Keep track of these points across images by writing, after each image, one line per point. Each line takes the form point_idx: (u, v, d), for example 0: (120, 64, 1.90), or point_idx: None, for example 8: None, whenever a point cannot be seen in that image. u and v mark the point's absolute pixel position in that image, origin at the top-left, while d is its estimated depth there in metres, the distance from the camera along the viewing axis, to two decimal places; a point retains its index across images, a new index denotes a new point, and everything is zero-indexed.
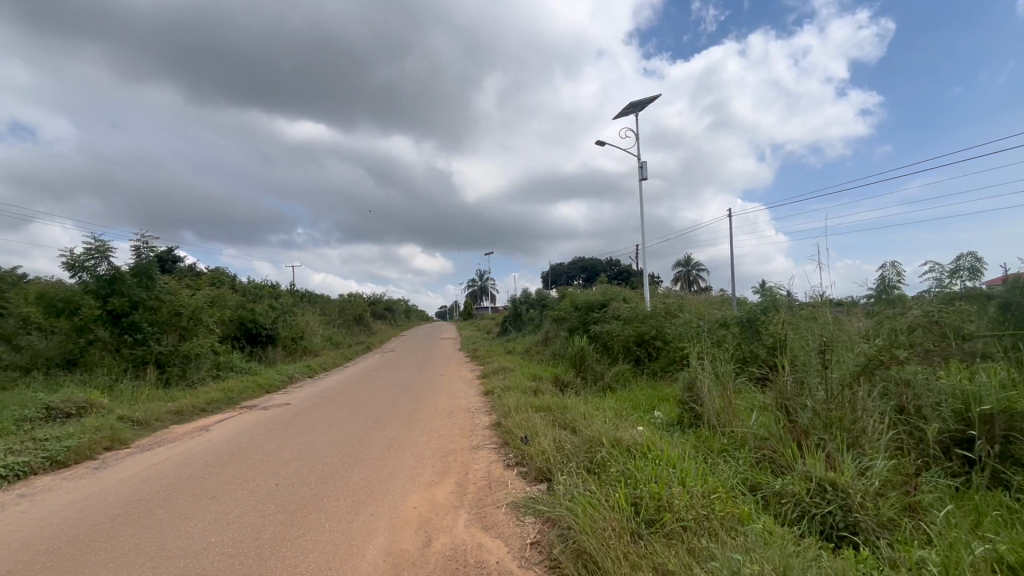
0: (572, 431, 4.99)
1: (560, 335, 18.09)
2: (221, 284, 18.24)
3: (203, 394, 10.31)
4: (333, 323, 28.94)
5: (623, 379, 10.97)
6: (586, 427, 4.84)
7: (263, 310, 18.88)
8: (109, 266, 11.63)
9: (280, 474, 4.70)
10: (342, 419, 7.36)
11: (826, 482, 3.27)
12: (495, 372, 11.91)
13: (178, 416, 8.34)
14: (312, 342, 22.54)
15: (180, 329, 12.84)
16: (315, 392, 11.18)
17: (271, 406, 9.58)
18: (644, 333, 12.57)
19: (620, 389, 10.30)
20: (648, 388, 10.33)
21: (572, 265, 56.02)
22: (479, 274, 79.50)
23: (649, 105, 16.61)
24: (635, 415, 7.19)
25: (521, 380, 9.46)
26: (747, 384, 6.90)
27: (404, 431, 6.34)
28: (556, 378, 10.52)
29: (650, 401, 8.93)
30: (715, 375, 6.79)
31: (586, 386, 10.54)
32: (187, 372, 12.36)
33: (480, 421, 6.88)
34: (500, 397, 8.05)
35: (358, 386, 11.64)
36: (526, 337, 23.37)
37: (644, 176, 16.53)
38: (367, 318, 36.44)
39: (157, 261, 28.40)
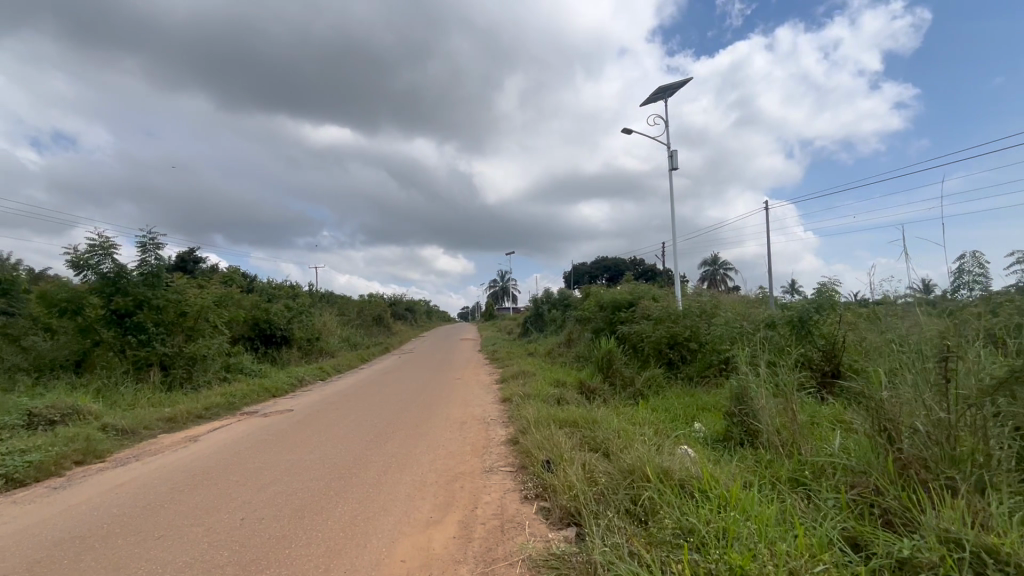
0: (605, 457, 4.06)
1: (584, 337, 17.10)
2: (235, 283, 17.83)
3: (204, 398, 9.70)
4: (351, 323, 28.46)
5: (656, 386, 9.96)
6: (623, 452, 3.91)
7: (278, 310, 18.44)
8: (114, 264, 11.05)
9: (251, 504, 3.90)
10: (342, 431, 6.58)
11: (985, 552, 2.28)
12: (514, 377, 11.04)
13: (170, 424, 7.69)
14: (329, 343, 22.03)
15: (187, 330, 12.29)
16: (323, 397, 10.47)
17: (273, 412, 8.89)
18: (678, 334, 11.49)
19: (653, 398, 9.30)
20: (685, 397, 9.31)
21: (594, 265, 54.89)
22: (500, 274, 78.82)
23: (679, 90, 15.54)
24: (676, 431, 6.21)
25: (544, 386, 8.55)
26: (809, 395, 5.86)
27: (407, 448, 5.49)
28: (582, 383, 9.56)
29: (689, 413, 7.93)
30: (771, 385, 5.75)
31: (614, 393, 9.57)
32: (193, 375, 11.83)
33: (495, 436, 5.98)
34: (517, 407, 7.15)
35: (368, 391, 10.90)
36: (549, 338, 22.40)
37: (674, 165, 15.45)
38: (386, 318, 35.98)
39: (180, 262, 28.54)
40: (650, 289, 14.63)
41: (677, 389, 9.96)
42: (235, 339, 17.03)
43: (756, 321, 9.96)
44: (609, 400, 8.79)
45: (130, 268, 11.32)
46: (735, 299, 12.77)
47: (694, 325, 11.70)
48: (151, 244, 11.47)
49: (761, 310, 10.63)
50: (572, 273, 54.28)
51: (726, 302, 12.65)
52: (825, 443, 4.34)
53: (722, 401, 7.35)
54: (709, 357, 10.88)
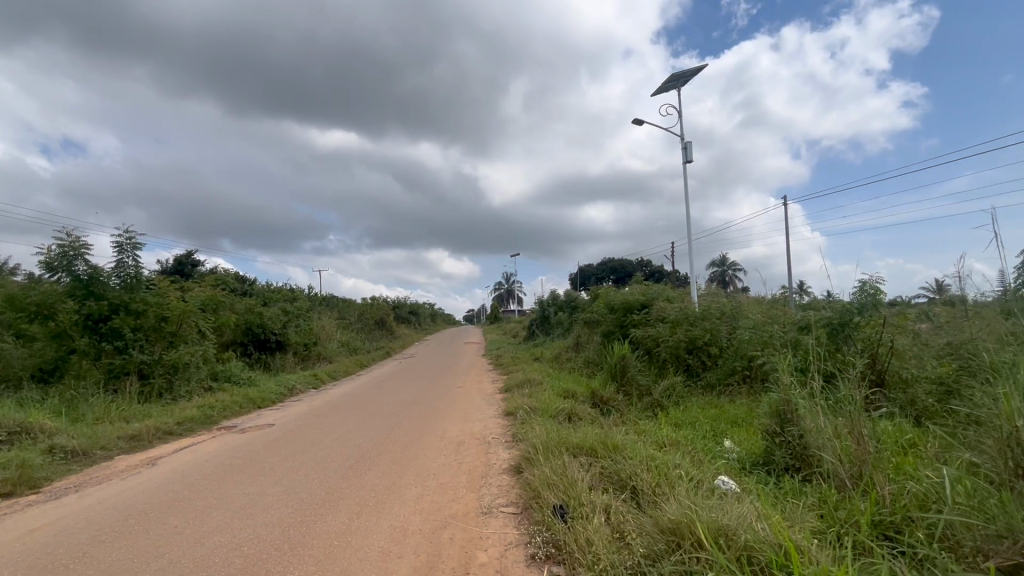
0: (641, 507, 3.13)
1: (593, 341, 16.17)
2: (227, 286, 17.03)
3: (180, 411, 8.87)
4: (351, 327, 27.63)
5: (676, 397, 9.05)
6: (666, 503, 2.97)
7: (272, 314, 17.66)
8: (87, 265, 10.25)
9: (180, 566, 3.04)
10: (320, 453, 5.72)
11: None
12: (520, 385, 10.14)
13: (132, 443, 6.86)
14: (327, 347, 21.22)
15: (169, 335, 11.38)
16: (310, 409, 9.61)
17: (253, 427, 8.04)
18: (697, 338, 10.57)
19: (675, 410, 8.39)
20: (708, 408, 8.41)
21: (600, 266, 53.99)
22: (505, 276, 78.11)
23: (692, 77, 14.58)
24: (711, 455, 5.31)
25: (555, 398, 7.66)
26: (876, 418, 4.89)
27: (392, 477, 4.62)
28: (594, 393, 8.68)
29: (718, 429, 7.03)
30: (827, 404, 4.81)
31: (630, 405, 8.67)
32: (174, 384, 11.02)
33: (496, 461, 5.10)
34: (522, 425, 6.24)
35: (361, 402, 10.04)
36: (555, 342, 21.48)
37: (688, 157, 14.51)
38: (389, 321, 35.17)
39: (178, 266, 27.96)
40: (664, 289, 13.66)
41: (699, 399, 9.08)
42: (226, 344, 16.43)
43: (787, 324, 9.00)
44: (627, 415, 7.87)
45: (106, 269, 10.52)
46: (758, 300, 11.83)
47: (716, 330, 10.76)
48: (129, 243, 10.72)
49: (790, 311, 9.65)
50: (578, 274, 53.31)
51: (748, 303, 11.71)
52: (923, 488, 3.40)
53: (759, 418, 6.41)
54: (732, 363, 9.97)
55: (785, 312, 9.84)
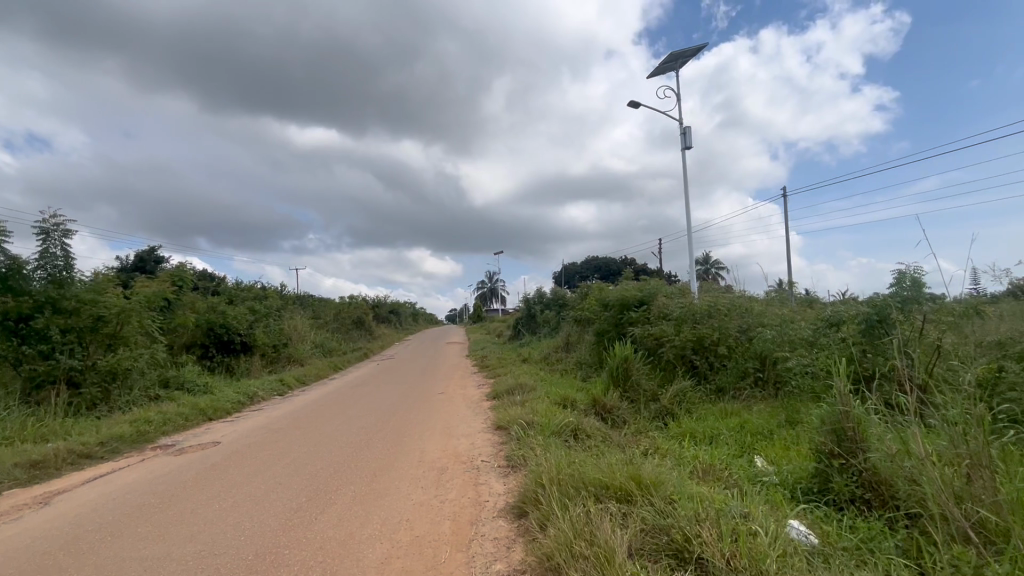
0: None
1: (585, 341, 15.09)
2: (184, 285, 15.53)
3: (109, 426, 7.49)
4: (326, 327, 26.10)
5: (687, 405, 8.03)
6: None
7: (237, 313, 16.19)
8: (4, 256, 8.80)
9: None
10: (265, 486, 4.51)
11: None
12: (510, 392, 9.00)
13: (33, 472, 5.50)
14: (299, 349, 19.77)
15: (107, 338, 9.91)
16: (269, 421, 8.32)
17: (194, 446, 6.72)
18: (706, 337, 9.57)
19: (689, 420, 7.39)
20: (725, 417, 7.44)
21: (585, 265, 53.19)
22: (488, 275, 76.94)
23: (692, 57, 13.59)
24: (757, 484, 4.30)
25: (556, 409, 6.56)
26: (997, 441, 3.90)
27: (351, 527, 3.45)
28: (596, 401, 7.65)
29: (744, 445, 6.04)
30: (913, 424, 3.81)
31: (636, 415, 7.62)
32: (111, 395, 9.57)
33: (489, 499, 3.96)
34: (519, 447, 5.11)
35: (329, 412, 8.79)
36: (543, 341, 20.35)
37: (687, 144, 13.56)
38: (368, 321, 33.64)
39: (139, 262, 26.06)
40: (662, 283, 12.62)
41: (712, 406, 8.12)
42: (185, 346, 15.02)
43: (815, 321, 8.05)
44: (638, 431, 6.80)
45: (29, 261, 9.08)
46: (767, 295, 10.89)
47: (724, 328, 9.80)
48: (56, 231, 9.32)
49: (814, 309, 8.72)
50: (563, 273, 52.33)
51: (756, 299, 10.76)
52: None
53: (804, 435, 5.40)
54: (744, 364, 9.21)
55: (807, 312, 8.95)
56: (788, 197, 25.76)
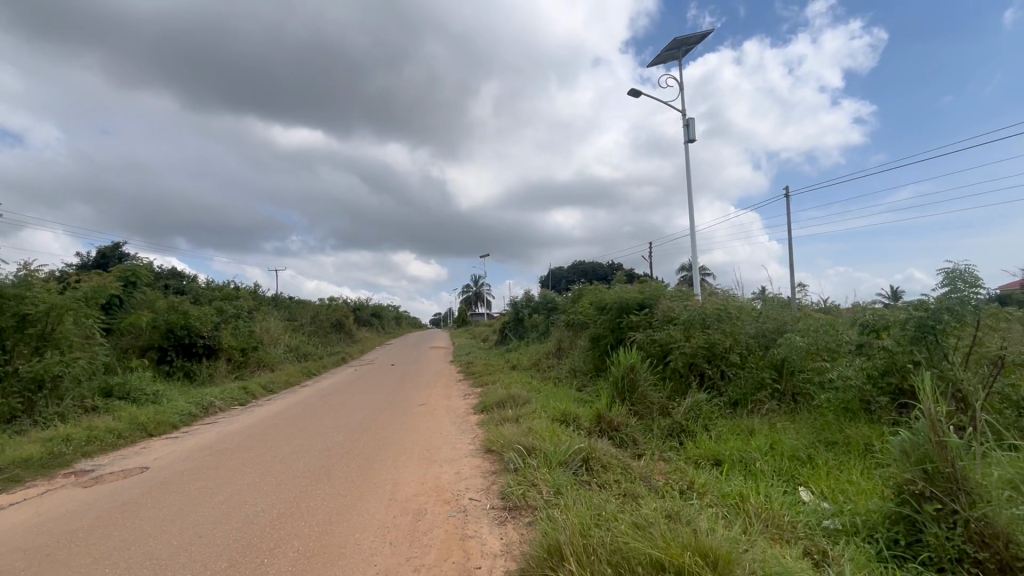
0: None
1: (579, 347, 14.07)
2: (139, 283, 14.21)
3: (19, 446, 6.19)
4: (303, 330, 24.62)
5: (702, 420, 7.03)
6: None
7: (200, 313, 14.84)
8: None
9: None
10: (181, 540, 3.36)
11: None
12: (501, 405, 7.91)
13: None
14: (269, 353, 18.38)
15: (35, 339, 8.58)
16: (218, 438, 7.10)
17: (116, 473, 5.48)
18: (718, 343, 8.63)
19: (710, 440, 6.38)
20: (750, 437, 6.45)
21: (572, 269, 52.38)
22: (474, 279, 75.74)
23: (696, 44, 12.73)
24: (833, 539, 3.30)
25: (559, 429, 5.51)
26: None
27: None
28: (601, 417, 6.62)
29: (783, 476, 5.08)
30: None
31: (645, 435, 6.60)
32: (35, 407, 8.19)
33: (482, 564, 2.89)
34: (518, 483, 4.03)
35: (291, 427, 7.61)
36: (532, 347, 19.27)
37: (691, 136, 12.68)
38: (348, 324, 32.18)
39: (101, 258, 24.36)
40: (663, 284, 11.68)
41: (730, 421, 7.15)
42: (140, 350, 13.66)
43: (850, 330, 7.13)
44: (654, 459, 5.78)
45: None
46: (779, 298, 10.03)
47: (737, 336, 8.92)
48: None
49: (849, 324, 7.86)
50: (550, 277, 51.45)
51: (769, 303, 9.86)
52: None
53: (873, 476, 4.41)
54: (760, 375, 8.34)
55: (839, 324, 8.06)
56: (790, 196, 24.95)
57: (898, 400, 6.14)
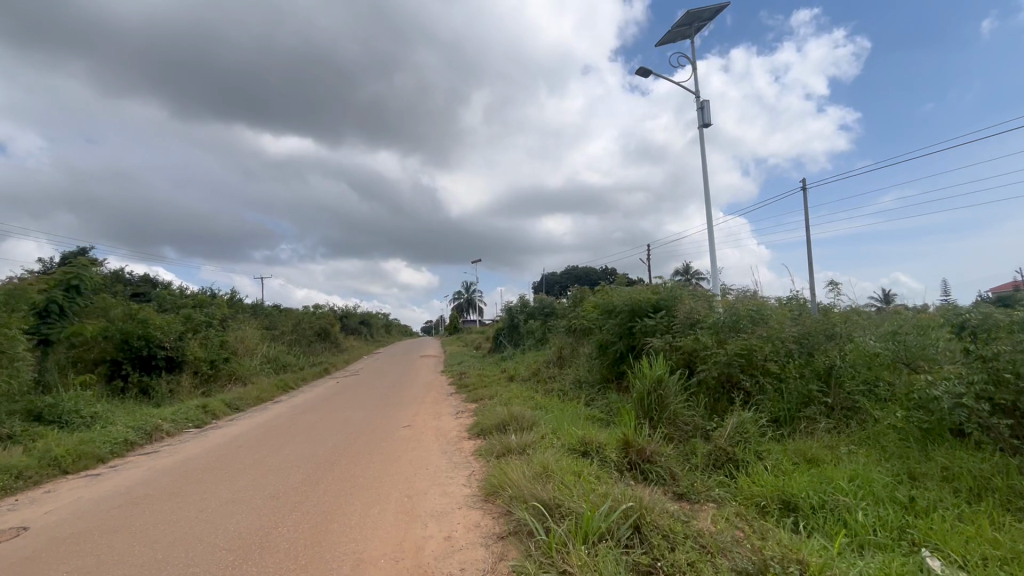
0: None
1: (583, 356, 12.71)
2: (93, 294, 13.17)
3: None
4: (283, 339, 23.02)
5: (752, 445, 5.67)
6: None
7: (160, 322, 13.42)
8: None
9: None
10: None
11: None
12: (502, 428, 6.52)
13: None
14: (243, 364, 16.82)
15: None
16: (147, 476, 5.63)
17: None
18: (755, 350, 7.35)
19: (769, 474, 5.04)
20: (817, 470, 5.15)
21: (566, 275, 51.21)
22: (467, 286, 74.51)
23: (709, 19, 11.57)
24: None
25: (584, 473, 4.18)
26: None
27: None
28: (630, 445, 5.31)
29: (892, 533, 3.78)
30: None
31: (683, 469, 5.27)
32: None
33: None
34: (539, 569, 2.69)
35: (243, 458, 6.17)
36: (529, 355, 17.87)
37: (705, 121, 11.49)
38: (334, 333, 30.52)
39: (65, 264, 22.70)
40: (679, 284, 10.40)
41: (784, 447, 5.84)
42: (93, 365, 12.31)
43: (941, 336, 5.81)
44: (708, 515, 4.42)
45: None
46: (808, 299, 8.94)
47: (776, 342, 7.64)
48: None
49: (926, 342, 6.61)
50: (544, 282, 50.28)
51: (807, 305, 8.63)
52: None
53: None
54: (805, 388, 7.09)
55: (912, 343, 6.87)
56: (806, 191, 23.62)
57: (1009, 423, 4.87)
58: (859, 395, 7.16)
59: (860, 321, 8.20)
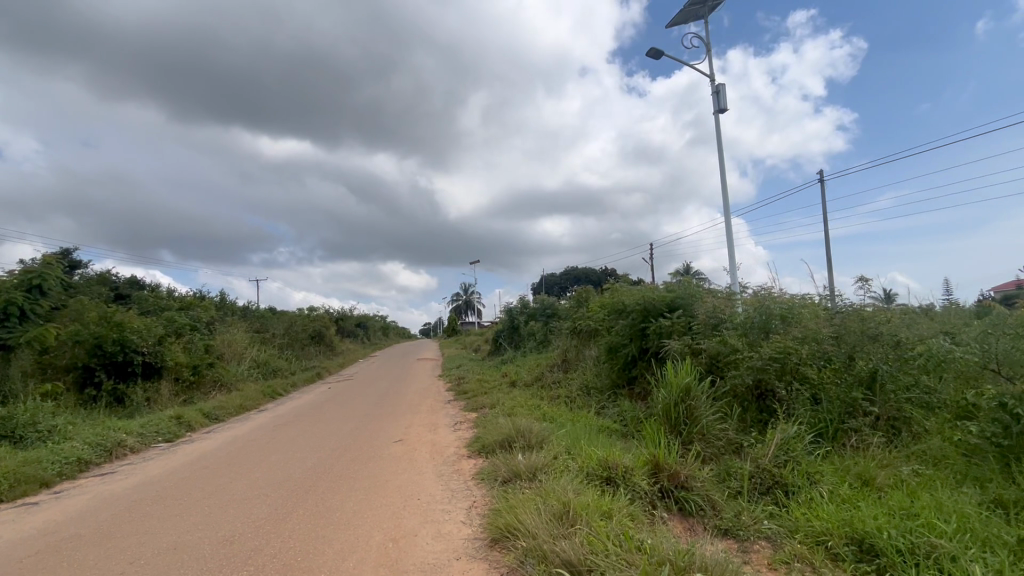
0: None
1: (590, 360, 11.87)
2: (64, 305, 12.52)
3: None
4: (274, 343, 22.14)
5: (801, 465, 4.84)
6: None
7: (137, 325, 12.51)
8: None
9: None
10: None
11: None
12: (507, 445, 5.67)
13: None
14: (229, 369, 15.95)
15: None
16: (90, 508, 4.78)
17: None
18: (791, 354, 6.52)
19: (829, 505, 4.21)
20: (884, 497, 4.33)
21: (565, 275, 50.54)
22: (465, 288, 73.77)
23: None
24: None
25: (618, 518, 3.34)
26: None
27: None
28: (660, 469, 4.48)
29: None
30: None
31: (723, 496, 4.44)
32: None
33: None
34: None
35: (207, 483, 5.32)
36: (530, 358, 17.01)
37: (721, 106, 10.68)
38: (329, 336, 29.60)
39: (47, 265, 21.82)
40: (696, 281, 9.57)
41: (836, 467, 5.01)
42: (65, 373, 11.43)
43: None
44: (764, 560, 3.60)
45: None
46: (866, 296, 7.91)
47: (813, 343, 6.83)
48: None
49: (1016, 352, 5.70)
50: (543, 283, 49.57)
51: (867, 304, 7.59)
52: None
53: None
54: (848, 396, 6.28)
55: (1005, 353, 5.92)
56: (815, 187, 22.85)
57: None
58: (908, 404, 6.36)
59: (903, 321, 7.38)
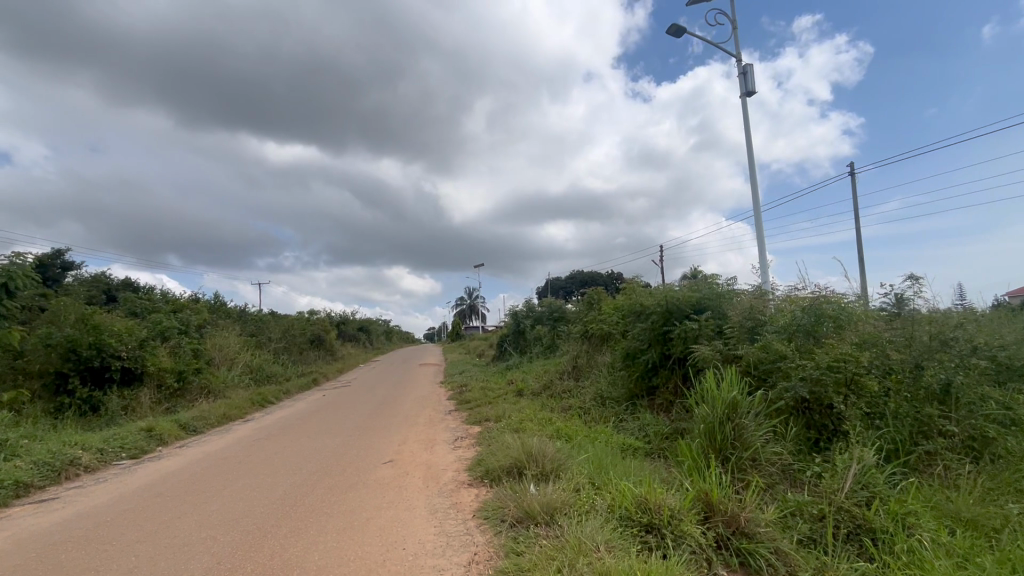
0: None
1: (604, 367, 10.89)
2: (41, 309, 11.72)
3: None
4: (269, 347, 21.26)
5: (888, 504, 3.85)
6: None
7: (117, 328, 11.67)
8: None
9: None
10: None
11: None
12: (516, 471, 4.71)
13: None
14: (219, 375, 15.08)
15: None
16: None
17: None
18: (850, 362, 5.53)
19: (940, 562, 3.22)
20: (1008, 551, 3.34)
21: (570, 279, 49.59)
22: (467, 292, 72.87)
23: None
24: None
25: None
26: None
27: None
28: (715, 510, 3.50)
29: None
30: None
31: (795, 546, 3.46)
32: None
33: None
34: None
35: (153, 516, 4.39)
36: (537, 364, 16.05)
37: (749, 89, 9.72)
38: (329, 340, 28.69)
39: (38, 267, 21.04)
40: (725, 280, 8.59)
41: (928, 505, 4.02)
42: (40, 382, 10.61)
43: None
44: None
45: None
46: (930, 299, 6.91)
47: (875, 350, 5.83)
48: None
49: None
50: (548, 287, 48.72)
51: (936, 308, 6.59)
52: None
53: None
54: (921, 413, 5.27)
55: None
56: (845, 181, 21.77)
57: None
58: (989, 422, 5.37)
59: (973, 326, 6.39)
